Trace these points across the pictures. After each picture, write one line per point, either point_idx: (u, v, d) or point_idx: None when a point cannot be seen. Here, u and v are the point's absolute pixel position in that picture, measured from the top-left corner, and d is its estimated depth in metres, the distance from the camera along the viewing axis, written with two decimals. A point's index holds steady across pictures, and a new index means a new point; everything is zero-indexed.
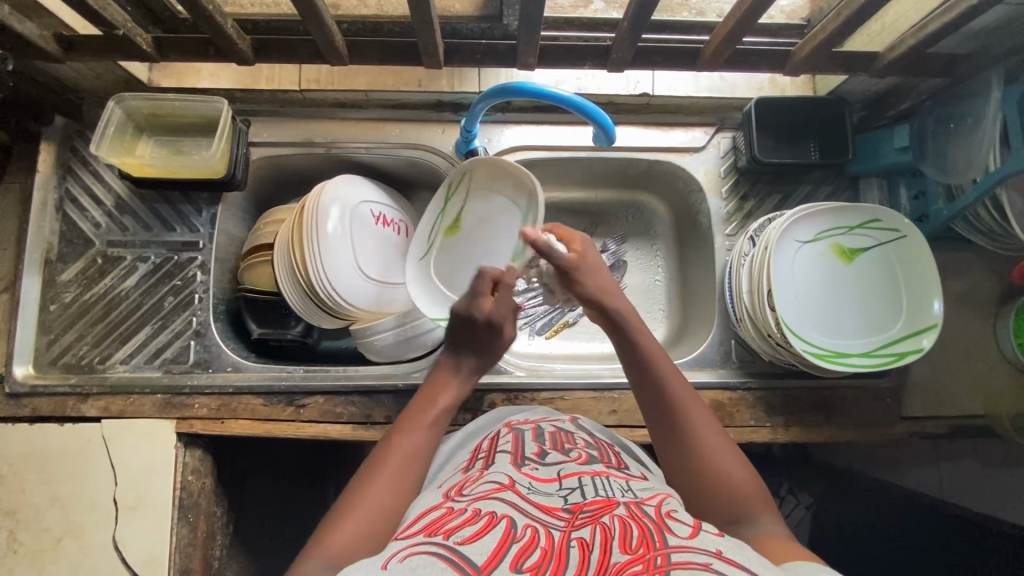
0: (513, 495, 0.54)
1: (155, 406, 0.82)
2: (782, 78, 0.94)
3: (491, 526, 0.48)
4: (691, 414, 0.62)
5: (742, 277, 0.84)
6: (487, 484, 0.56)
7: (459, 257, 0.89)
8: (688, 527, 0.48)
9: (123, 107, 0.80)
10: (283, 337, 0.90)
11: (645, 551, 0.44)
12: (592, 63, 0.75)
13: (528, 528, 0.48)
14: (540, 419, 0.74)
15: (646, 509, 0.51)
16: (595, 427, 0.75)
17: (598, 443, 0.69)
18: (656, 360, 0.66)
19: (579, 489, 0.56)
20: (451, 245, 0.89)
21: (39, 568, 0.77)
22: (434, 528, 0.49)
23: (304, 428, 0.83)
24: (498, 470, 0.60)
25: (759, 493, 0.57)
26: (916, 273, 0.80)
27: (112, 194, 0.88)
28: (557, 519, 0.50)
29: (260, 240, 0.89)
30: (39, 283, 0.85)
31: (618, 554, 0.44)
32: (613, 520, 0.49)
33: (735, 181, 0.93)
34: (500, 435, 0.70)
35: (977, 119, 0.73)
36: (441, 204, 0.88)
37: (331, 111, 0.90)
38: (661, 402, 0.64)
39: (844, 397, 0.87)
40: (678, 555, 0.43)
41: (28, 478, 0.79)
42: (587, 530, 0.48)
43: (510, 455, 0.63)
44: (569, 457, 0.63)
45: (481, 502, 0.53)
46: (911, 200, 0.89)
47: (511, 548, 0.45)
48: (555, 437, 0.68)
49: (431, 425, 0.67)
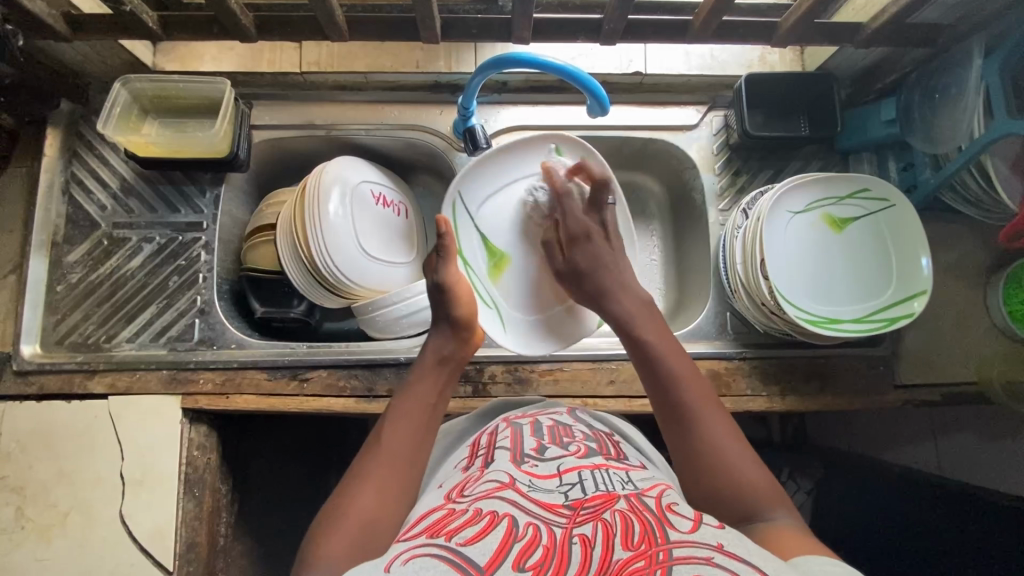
0: (515, 494, 0.54)
1: (161, 382, 0.84)
2: (771, 56, 0.96)
3: (493, 526, 0.49)
4: (693, 394, 0.62)
5: (736, 249, 0.85)
6: (488, 483, 0.57)
7: (521, 282, 0.88)
8: (690, 521, 0.49)
9: (128, 89, 0.83)
10: (285, 316, 0.91)
11: (646, 547, 0.45)
12: (584, 37, 0.77)
13: (530, 527, 0.49)
14: (537, 412, 0.75)
15: (647, 502, 0.52)
16: (594, 418, 0.75)
17: (596, 433, 0.69)
18: (650, 337, 0.68)
19: (580, 484, 0.56)
20: (507, 276, 0.88)
21: (48, 543, 0.78)
22: (437, 529, 0.50)
23: (307, 402, 0.84)
24: (498, 468, 0.60)
25: (764, 482, 0.56)
26: (906, 241, 0.82)
27: (117, 177, 0.89)
28: (558, 516, 0.51)
29: (263, 220, 0.91)
30: (46, 264, 0.87)
31: (620, 550, 0.45)
32: (614, 516, 0.49)
33: (728, 158, 0.95)
34: (498, 429, 0.70)
35: (960, 88, 0.75)
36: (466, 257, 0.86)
37: (331, 94, 0.92)
38: (661, 383, 0.64)
39: (839, 366, 0.89)
40: (680, 550, 0.44)
41: (36, 455, 0.80)
42: (588, 526, 0.48)
43: (510, 452, 0.63)
44: (568, 450, 0.63)
45: (483, 502, 0.53)
46: (900, 172, 0.90)
47: (514, 548, 0.46)
48: (553, 430, 0.68)
49: (422, 423, 0.65)
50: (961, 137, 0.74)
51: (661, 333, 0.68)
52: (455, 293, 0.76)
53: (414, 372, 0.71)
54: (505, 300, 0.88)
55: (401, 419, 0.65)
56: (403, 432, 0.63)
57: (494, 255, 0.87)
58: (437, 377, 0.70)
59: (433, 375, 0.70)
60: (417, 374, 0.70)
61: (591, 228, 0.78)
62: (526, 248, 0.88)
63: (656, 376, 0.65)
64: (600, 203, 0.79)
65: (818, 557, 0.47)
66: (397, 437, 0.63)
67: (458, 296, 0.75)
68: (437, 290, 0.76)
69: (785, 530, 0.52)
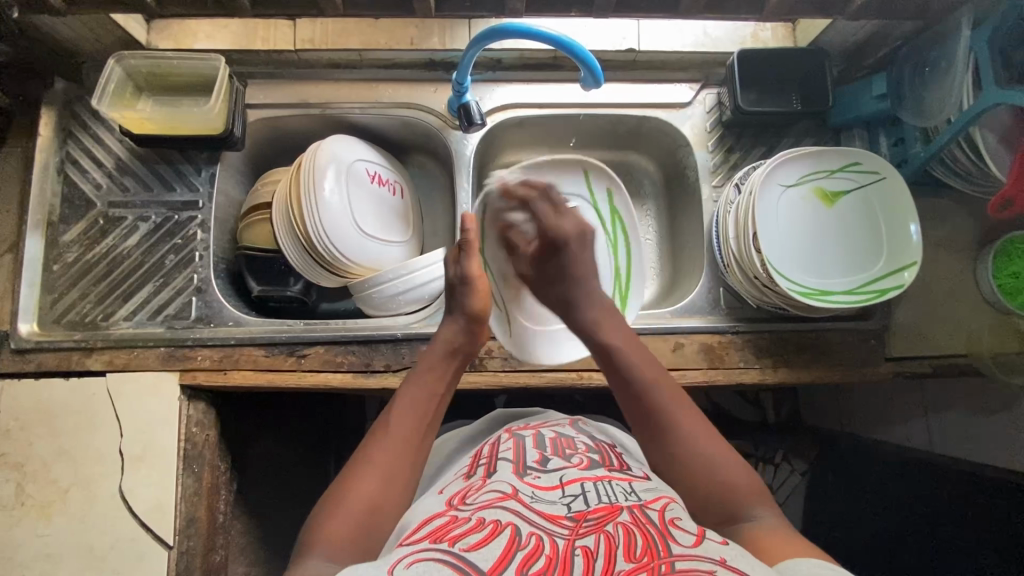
0: (517, 504, 0.56)
1: (159, 359, 0.84)
2: (763, 33, 0.97)
3: (496, 534, 0.50)
4: (666, 399, 0.66)
5: (729, 224, 0.86)
6: (490, 492, 0.58)
7: (530, 297, 0.90)
8: (693, 535, 0.50)
9: (122, 66, 0.83)
10: (282, 295, 0.92)
11: (650, 559, 0.46)
12: (577, 11, 0.78)
13: (533, 536, 0.50)
14: (540, 424, 0.78)
15: (650, 514, 0.53)
16: (596, 429, 0.79)
17: (598, 446, 0.72)
18: (628, 352, 0.71)
19: (582, 495, 0.58)
20: (521, 285, 0.90)
21: (48, 519, 0.79)
22: (439, 535, 0.51)
23: (305, 377, 0.85)
24: (500, 479, 0.62)
25: (746, 482, 0.60)
26: (896, 213, 0.83)
27: (112, 156, 0.89)
28: (561, 527, 0.52)
29: (259, 199, 0.92)
30: (42, 243, 0.87)
31: (622, 562, 0.46)
32: (617, 528, 0.51)
33: (721, 135, 0.96)
34: (501, 440, 0.73)
35: (949, 62, 0.76)
36: (486, 257, 0.87)
37: (326, 72, 0.92)
38: (642, 397, 0.67)
39: (830, 340, 0.90)
40: (683, 563, 0.46)
41: (35, 432, 0.80)
42: (591, 538, 0.50)
43: (512, 464, 0.65)
44: (571, 462, 0.66)
45: (486, 510, 0.54)
46: (891, 147, 0.91)
47: (516, 555, 0.47)
48: (556, 443, 0.71)
49: (431, 413, 0.68)
50: (949, 108, 0.76)
51: (628, 339, 0.73)
52: (476, 285, 0.76)
53: (421, 361, 0.72)
54: (512, 306, 0.89)
55: (409, 406, 0.67)
56: (408, 419, 0.66)
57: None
58: (443, 368, 0.72)
59: (439, 365, 0.72)
60: (423, 364, 0.72)
61: (565, 233, 0.77)
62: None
63: (635, 388, 0.68)
64: (562, 206, 0.78)
65: (806, 561, 0.50)
66: (404, 425, 0.65)
67: (477, 289, 0.76)
68: (460, 282, 0.76)
69: (769, 532, 0.56)
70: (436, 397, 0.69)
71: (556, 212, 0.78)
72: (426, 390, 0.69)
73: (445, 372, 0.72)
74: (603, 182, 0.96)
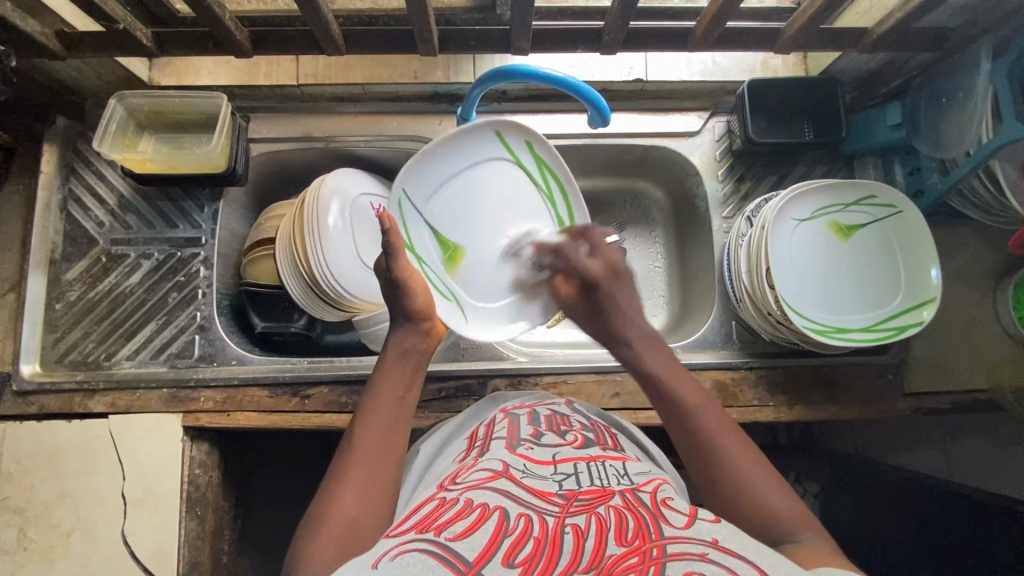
0: (507, 483, 0.51)
1: (161, 400, 0.83)
2: (774, 60, 0.95)
3: (483, 520, 0.45)
4: (711, 425, 0.59)
5: (740, 258, 0.84)
6: (480, 471, 0.53)
7: (482, 271, 0.80)
8: (685, 516, 0.46)
9: (124, 105, 0.83)
10: (287, 331, 0.90)
11: (640, 543, 0.42)
12: (585, 47, 0.78)
13: (522, 519, 0.45)
14: (535, 402, 0.71)
15: (641, 497, 0.49)
16: (592, 410, 0.72)
17: (594, 425, 0.65)
18: (666, 380, 0.65)
19: (575, 475, 0.52)
20: (465, 267, 0.79)
21: (50, 564, 0.77)
22: (425, 524, 0.46)
23: (309, 419, 0.83)
24: (492, 456, 0.56)
25: (785, 506, 0.53)
26: (913, 248, 0.80)
27: (115, 193, 0.89)
28: (551, 505, 0.47)
29: (262, 234, 0.90)
30: (45, 282, 0.86)
31: (613, 546, 0.42)
32: (608, 511, 0.46)
33: (731, 164, 0.94)
34: (496, 421, 0.66)
35: (969, 92, 0.73)
36: (416, 254, 0.75)
37: (329, 106, 0.91)
38: (682, 419, 0.61)
39: (846, 375, 0.87)
40: (674, 547, 0.41)
41: (37, 474, 0.79)
42: (582, 517, 0.45)
43: (504, 440, 0.59)
44: (565, 439, 0.59)
45: (473, 492, 0.49)
46: (907, 176, 0.89)
47: (504, 542, 0.43)
48: (550, 419, 0.65)
49: (396, 418, 0.61)
50: (968, 140, 0.73)
51: (671, 367, 0.66)
52: (410, 283, 0.66)
53: (377, 368, 0.66)
54: (463, 291, 0.79)
55: (371, 416, 0.60)
56: (376, 432, 0.59)
57: (447, 247, 0.78)
58: (404, 375, 0.65)
59: (399, 371, 0.65)
60: (381, 370, 0.65)
61: (596, 271, 0.72)
62: (483, 238, 0.80)
63: (669, 408, 0.63)
64: (598, 246, 0.75)
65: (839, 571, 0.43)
66: (371, 437, 0.59)
67: (415, 286, 0.67)
68: (390, 283, 0.67)
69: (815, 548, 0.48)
70: (399, 399, 0.63)
71: (590, 249, 0.75)
72: (388, 394, 0.62)
73: (405, 371, 0.65)
74: (521, 134, 0.80)
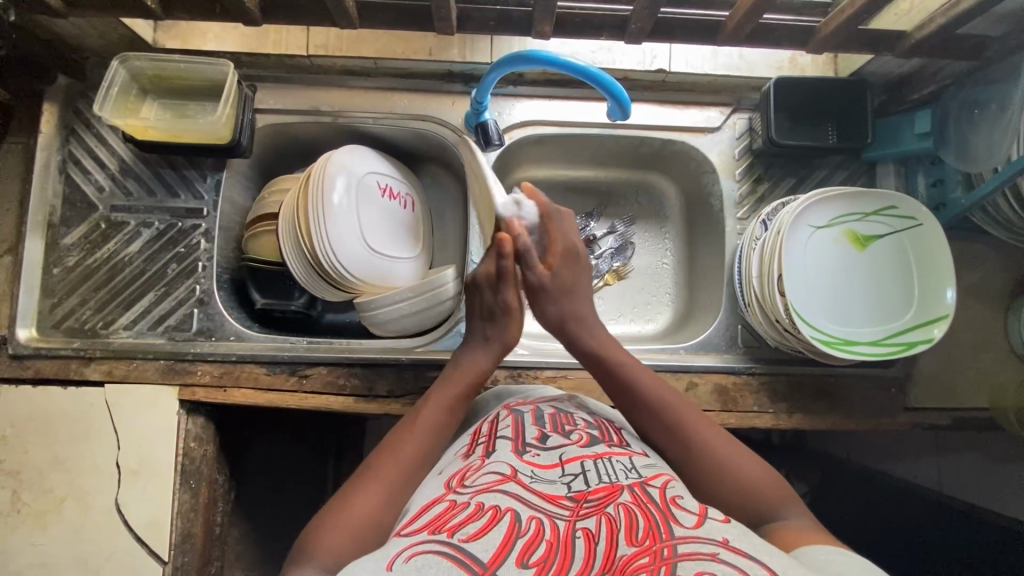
0: (517, 487, 0.50)
1: (158, 372, 0.82)
2: (803, 58, 0.92)
3: (496, 520, 0.45)
4: (661, 398, 0.62)
5: (753, 260, 0.82)
6: (488, 474, 0.52)
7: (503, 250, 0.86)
8: (694, 515, 0.45)
9: (126, 67, 0.80)
10: (286, 308, 0.90)
11: (651, 543, 0.41)
12: (609, 34, 0.75)
13: (533, 521, 0.45)
14: (537, 399, 0.70)
15: (651, 492, 0.48)
16: (597, 404, 0.70)
17: (598, 421, 0.63)
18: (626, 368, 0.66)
19: (583, 474, 0.51)
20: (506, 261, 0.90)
21: (44, 528, 0.77)
22: (438, 524, 0.46)
23: (305, 400, 0.83)
24: (499, 457, 0.55)
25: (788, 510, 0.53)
26: (930, 263, 0.78)
27: (115, 158, 0.86)
28: (561, 509, 0.47)
29: (264, 209, 0.88)
30: (43, 246, 0.84)
31: (624, 546, 0.41)
32: (618, 509, 0.45)
33: (750, 163, 0.91)
34: (499, 418, 0.65)
35: (1003, 105, 0.70)
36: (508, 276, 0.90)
37: (339, 79, 0.88)
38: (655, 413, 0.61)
39: (848, 386, 0.87)
40: (686, 547, 0.41)
41: (33, 439, 0.79)
42: (593, 519, 0.45)
43: (510, 441, 0.58)
44: (570, 439, 0.58)
45: (484, 495, 0.48)
46: (929, 188, 0.86)
47: (517, 543, 0.43)
48: (554, 418, 0.63)
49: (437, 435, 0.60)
50: (997, 157, 0.69)
51: (628, 359, 0.67)
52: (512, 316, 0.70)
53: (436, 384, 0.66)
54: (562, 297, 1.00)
55: (417, 428, 0.60)
56: (416, 441, 0.58)
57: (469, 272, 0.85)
58: (457, 393, 0.64)
59: (454, 389, 0.65)
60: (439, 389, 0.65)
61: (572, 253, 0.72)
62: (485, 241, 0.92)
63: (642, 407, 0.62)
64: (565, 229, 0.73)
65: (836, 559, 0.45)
66: (413, 441, 0.58)
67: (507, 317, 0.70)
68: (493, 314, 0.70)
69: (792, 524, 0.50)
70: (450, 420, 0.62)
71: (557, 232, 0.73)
72: (437, 417, 0.61)
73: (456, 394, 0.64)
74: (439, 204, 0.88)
